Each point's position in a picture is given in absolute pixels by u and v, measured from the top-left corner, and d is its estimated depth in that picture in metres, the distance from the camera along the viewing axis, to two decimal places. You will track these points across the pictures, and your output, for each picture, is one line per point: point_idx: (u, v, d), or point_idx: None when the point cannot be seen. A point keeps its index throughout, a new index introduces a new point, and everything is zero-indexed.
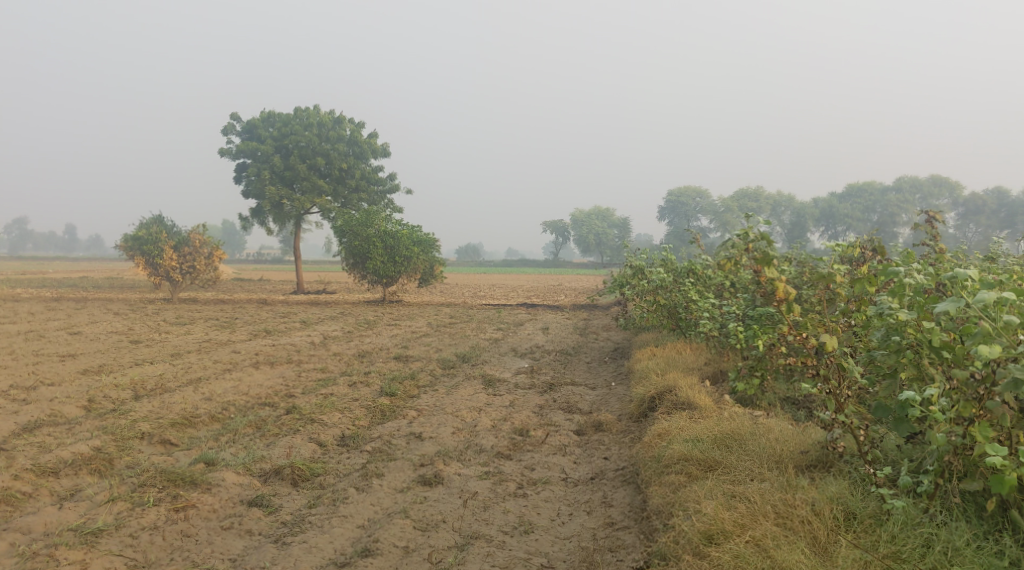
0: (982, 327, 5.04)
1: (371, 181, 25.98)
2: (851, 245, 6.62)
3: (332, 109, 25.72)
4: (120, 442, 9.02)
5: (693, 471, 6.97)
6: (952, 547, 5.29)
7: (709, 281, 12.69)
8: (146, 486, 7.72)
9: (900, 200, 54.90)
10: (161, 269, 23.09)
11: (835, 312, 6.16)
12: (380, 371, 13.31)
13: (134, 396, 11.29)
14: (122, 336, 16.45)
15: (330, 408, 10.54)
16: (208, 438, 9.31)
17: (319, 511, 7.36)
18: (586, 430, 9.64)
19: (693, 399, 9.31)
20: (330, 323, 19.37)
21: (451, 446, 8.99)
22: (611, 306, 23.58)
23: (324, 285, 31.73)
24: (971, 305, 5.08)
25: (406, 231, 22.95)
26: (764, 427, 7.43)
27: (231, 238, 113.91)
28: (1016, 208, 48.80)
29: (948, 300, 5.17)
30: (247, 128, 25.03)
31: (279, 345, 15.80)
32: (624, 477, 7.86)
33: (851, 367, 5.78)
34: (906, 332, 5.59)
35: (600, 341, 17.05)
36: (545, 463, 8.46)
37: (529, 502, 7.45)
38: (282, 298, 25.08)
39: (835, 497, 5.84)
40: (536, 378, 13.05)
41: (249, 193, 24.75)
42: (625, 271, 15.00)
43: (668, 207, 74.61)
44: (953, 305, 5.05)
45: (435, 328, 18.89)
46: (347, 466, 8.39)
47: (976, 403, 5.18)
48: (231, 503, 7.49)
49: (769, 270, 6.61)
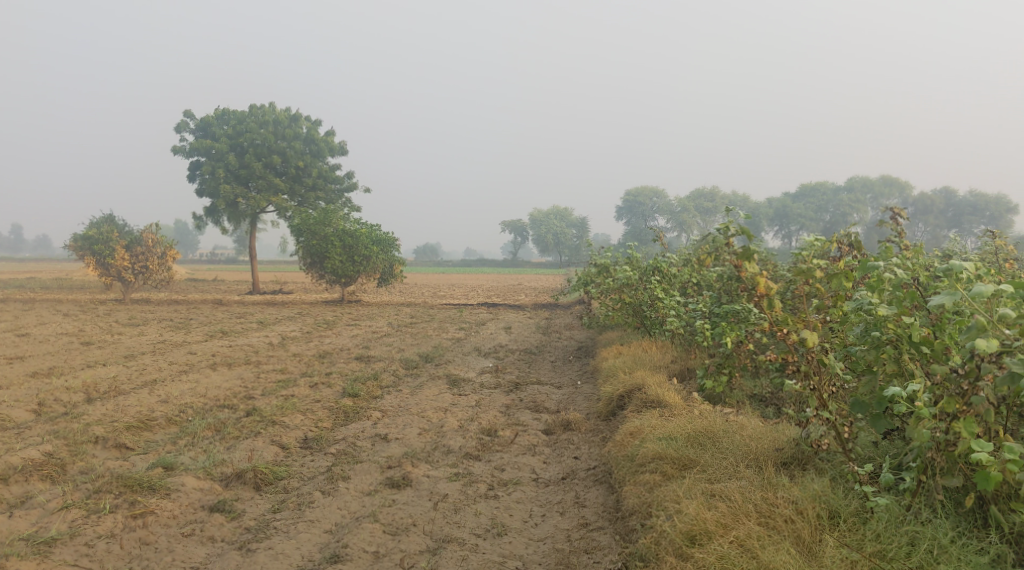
0: (977, 321, 5.01)
1: (328, 180, 25.63)
2: (828, 240, 6.57)
3: (288, 107, 25.29)
4: (73, 447, 8.67)
5: (668, 470, 6.88)
6: (938, 545, 5.27)
7: (674, 280, 12.61)
8: (102, 492, 7.40)
9: (853, 200, 55.88)
10: (112, 268, 22.47)
11: (814, 307, 6.07)
12: (341, 372, 13.04)
13: (87, 399, 10.89)
14: (72, 338, 15.92)
15: (291, 409, 10.27)
16: (165, 442, 9.00)
17: (284, 516, 7.12)
18: (554, 429, 9.51)
19: (662, 397, 9.22)
20: (288, 324, 19.00)
21: (419, 448, 8.80)
22: (572, 305, 23.51)
23: (280, 285, 31.21)
24: (966, 298, 5.05)
25: (365, 230, 22.62)
26: (736, 424, 7.36)
27: (185, 239, 111.88)
28: (963, 208, 49.94)
29: (940, 294, 5.15)
30: (200, 125, 24.45)
31: (236, 346, 15.43)
32: (596, 477, 7.75)
33: (832, 362, 5.71)
34: (887, 327, 5.55)
35: (563, 340, 16.94)
36: (515, 463, 8.31)
37: (501, 504, 7.30)
38: (239, 298, 24.62)
39: (817, 495, 5.79)
40: (501, 378, 12.89)
41: (203, 191, 24.20)
42: (589, 270, 14.88)
43: (626, 207, 74.98)
44: (948, 299, 5.01)
45: (397, 328, 18.62)
46: (311, 470, 8.15)
47: (959, 399, 5.19)
48: (192, 509, 7.21)
49: (748, 264, 6.50)
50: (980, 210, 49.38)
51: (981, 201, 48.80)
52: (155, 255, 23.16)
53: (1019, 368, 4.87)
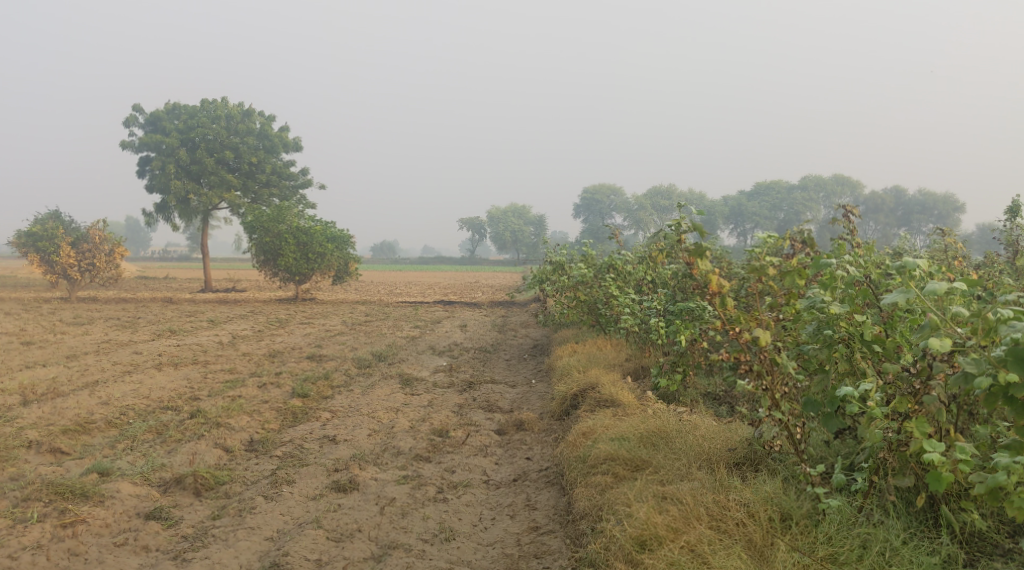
0: (929, 319, 4.94)
1: (282, 176, 25.18)
2: (781, 237, 6.48)
3: (241, 102, 24.74)
4: (4, 452, 8.30)
5: (620, 471, 6.76)
6: (889, 547, 5.21)
7: (629, 277, 12.55)
8: (31, 500, 7.06)
9: (806, 199, 56.62)
10: (58, 266, 21.77)
11: (767, 305, 5.96)
12: (291, 371, 12.73)
13: (23, 402, 10.46)
14: (12, 337, 15.37)
15: (237, 410, 9.95)
16: (103, 446, 8.65)
17: (224, 523, 6.85)
18: (507, 429, 9.36)
19: (615, 397, 9.11)
20: (239, 322, 18.59)
21: (367, 449, 8.57)
22: (528, 303, 23.37)
23: (232, 282, 30.64)
24: (920, 297, 4.98)
25: (320, 227, 22.21)
26: (690, 423, 7.26)
27: (136, 236, 109.51)
28: (912, 207, 50.90)
29: (894, 292, 5.08)
30: (149, 119, 23.80)
31: (184, 345, 15.03)
32: (548, 478, 7.59)
33: (785, 362, 5.61)
34: (839, 325, 5.48)
35: (518, 338, 16.79)
36: (466, 465, 8.12)
37: (450, 507, 7.11)
38: (190, 296, 24.09)
39: (769, 497, 5.70)
40: (455, 376, 12.69)
41: (153, 187, 23.58)
42: (544, 267, 14.72)
43: (583, 205, 75.20)
44: (902, 297, 4.93)
45: (350, 326, 18.32)
46: (254, 473, 7.88)
47: (911, 398, 5.18)
48: (126, 517, 6.90)
49: (701, 262, 6.39)
50: (929, 209, 50.33)
51: (930, 201, 49.74)
52: (103, 252, 22.47)
53: (972, 368, 4.80)
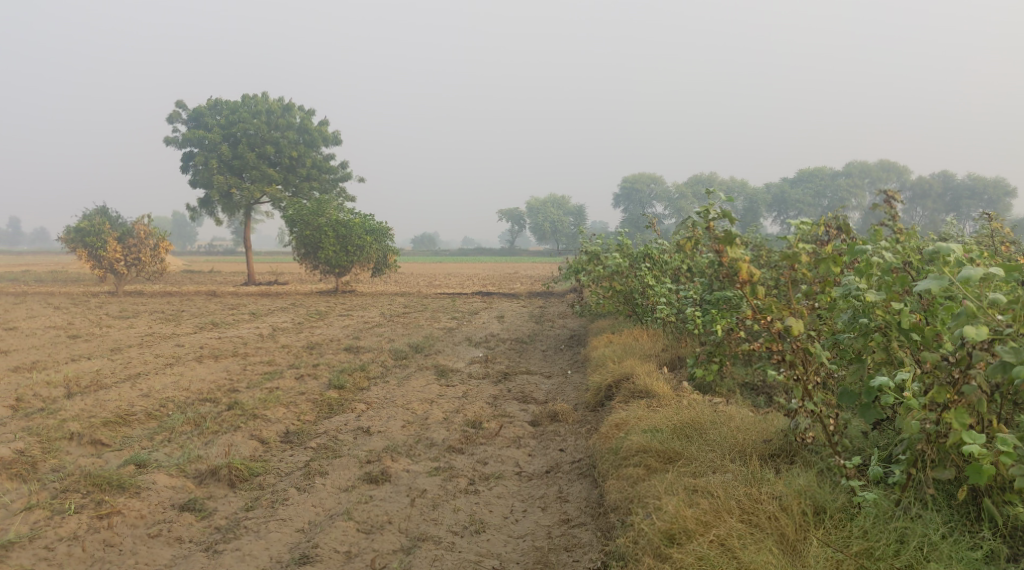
0: (966, 306, 4.77)
1: (322, 170, 25.35)
2: (816, 224, 6.31)
3: (281, 97, 24.92)
4: (46, 444, 8.45)
5: (652, 464, 6.65)
6: (928, 542, 5.05)
7: (666, 266, 12.40)
8: (69, 491, 7.17)
9: (851, 185, 55.56)
10: (105, 261, 22.19)
11: (800, 293, 5.80)
12: (329, 363, 12.79)
13: (67, 394, 10.65)
14: (59, 331, 15.70)
15: (274, 402, 10.02)
16: (142, 437, 8.77)
17: (256, 514, 6.89)
18: (541, 420, 9.29)
19: (651, 387, 9.00)
20: (279, 314, 18.78)
21: (400, 441, 8.57)
22: (566, 294, 23.24)
23: (274, 275, 30.97)
24: (956, 283, 4.81)
25: (358, 220, 22.32)
26: (725, 414, 7.13)
27: (182, 231, 111.29)
28: (961, 192, 49.63)
29: (929, 279, 4.92)
30: (192, 116, 24.08)
31: (225, 337, 15.21)
32: (581, 470, 7.51)
33: (818, 352, 5.46)
34: (875, 313, 5.32)
35: (555, 329, 16.70)
36: (498, 456, 8.08)
37: (481, 499, 7.07)
38: (232, 289, 24.41)
39: (802, 491, 5.56)
40: (490, 368, 12.65)
41: (196, 182, 23.88)
42: (580, 257, 14.58)
43: (623, 194, 74.71)
44: (937, 284, 4.78)
45: (388, 318, 18.39)
46: (288, 465, 7.92)
47: (950, 388, 4.97)
48: (161, 508, 6.98)
49: (731, 250, 6.25)
50: (978, 194, 49.05)
51: (979, 185, 48.48)
52: (148, 247, 22.80)
53: (1012, 356, 4.63)
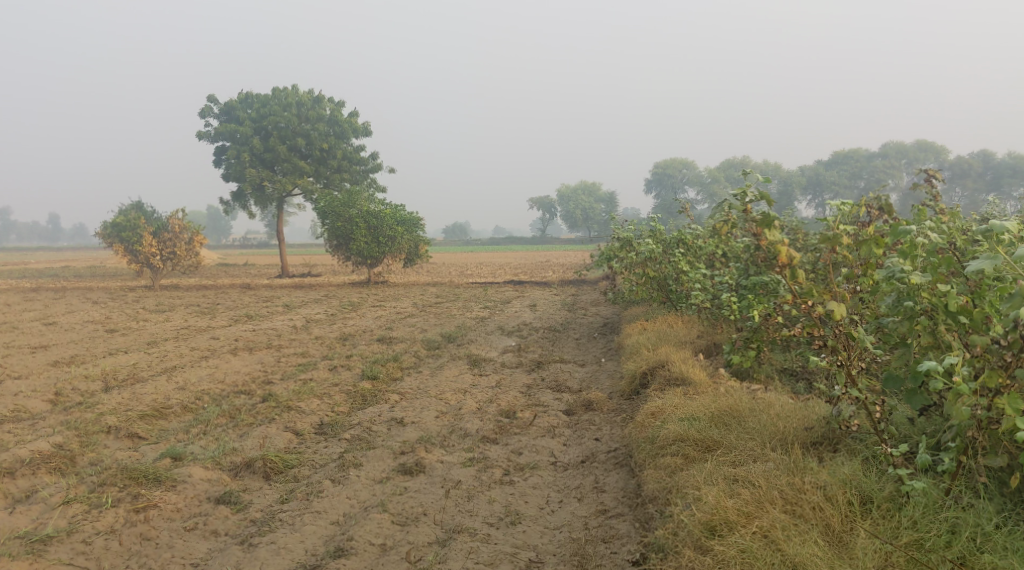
0: (1019, 287, 4.58)
1: (353, 161, 25.38)
2: (858, 205, 6.12)
3: (311, 89, 24.92)
4: (84, 438, 8.51)
5: (690, 453, 6.51)
6: (981, 532, 4.88)
7: (700, 252, 12.20)
8: (106, 485, 7.20)
9: (887, 166, 54.62)
10: (141, 256, 22.42)
11: (842, 276, 5.63)
12: (362, 354, 12.79)
13: (105, 388, 10.75)
14: (98, 325, 15.88)
15: (308, 394, 10.02)
16: (178, 430, 8.81)
17: (291, 507, 6.87)
18: (575, 409, 9.18)
19: (687, 374, 8.87)
20: (313, 306, 18.85)
21: (434, 431, 8.52)
22: (599, 281, 23.08)
23: (308, 267, 31.16)
24: (1008, 263, 4.62)
25: (389, 210, 22.35)
26: (764, 401, 6.98)
27: (217, 225, 112.58)
28: (1002, 170, 48.62)
29: (979, 259, 4.73)
30: (223, 110, 24.18)
31: (260, 329, 15.29)
32: (617, 460, 7.40)
33: (861, 336, 5.29)
34: (921, 296, 5.14)
35: (588, 317, 16.58)
36: (533, 446, 7.99)
37: (516, 489, 6.99)
38: (266, 281, 24.56)
39: (847, 480, 5.41)
40: (523, 357, 12.56)
41: (229, 175, 24.06)
42: (612, 244, 14.41)
43: (655, 180, 74.15)
44: (988, 264, 4.58)
45: (420, 308, 18.38)
46: (323, 457, 7.90)
47: (1002, 372, 4.78)
48: (197, 501, 6.99)
49: (768, 233, 6.10)
50: (1020, 172, 48.00)
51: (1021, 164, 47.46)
52: (183, 241, 22.98)
53: None
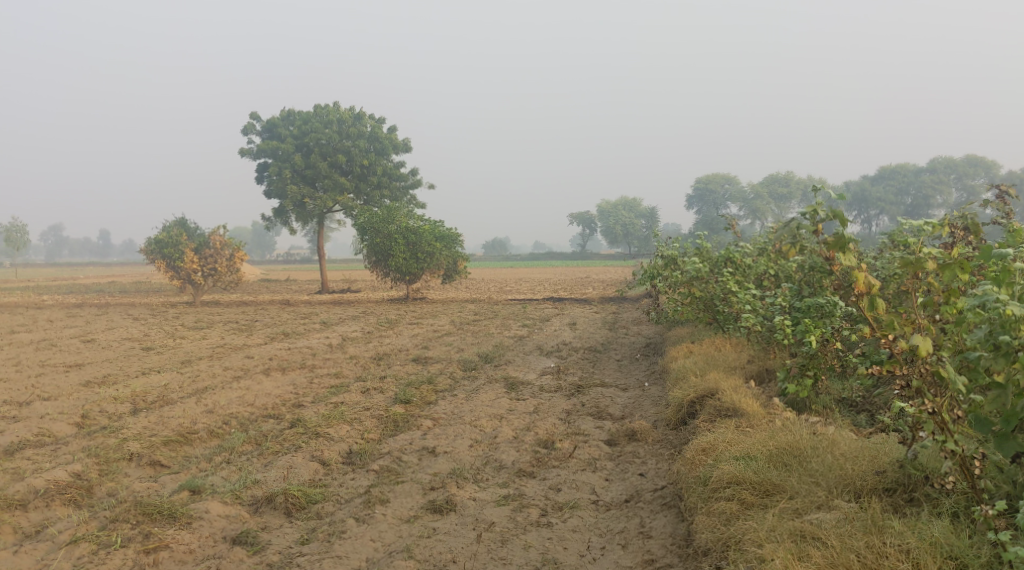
0: None
1: (392, 178, 25.02)
2: (941, 225, 5.55)
3: (351, 106, 24.68)
4: (104, 466, 8.13)
5: (747, 499, 5.90)
6: None
7: (750, 271, 11.49)
8: (118, 522, 6.78)
9: (935, 181, 53.05)
10: (182, 272, 22.23)
11: (922, 307, 5.11)
12: (396, 376, 12.28)
13: (133, 410, 10.38)
14: (134, 343, 15.64)
15: (338, 420, 9.53)
16: (202, 458, 8.39)
17: (311, 550, 6.40)
18: (618, 439, 8.58)
19: (739, 405, 8.19)
20: (349, 323, 18.46)
21: (467, 463, 7.97)
22: (640, 300, 22.36)
23: (347, 284, 30.86)
24: None
25: (428, 226, 21.91)
26: (826, 437, 6.32)
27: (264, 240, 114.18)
28: None
29: None
30: (266, 127, 24.08)
31: (295, 348, 14.91)
32: (664, 500, 6.79)
33: (951, 376, 4.69)
34: (1018, 329, 4.53)
35: (630, 337, 15.92)
36: (572, 482, 7.41)
37: (554, 533, 6.42)
38: (305, 297, 24.23)
39: (937, 542, 4.94)
40: (562, 380, 11.95)
41: (270, 192, 23.87)
42: (654, 262, 13.70)
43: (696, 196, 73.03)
44: None
45: (458, 326, 17.87)
46: (349, 491, 7.39)
47: None
48: (212, 541, 6.55)
49: (843, 256, 5.68)
50: None
51: None
52: (224, 257, 22.80)
53: None
